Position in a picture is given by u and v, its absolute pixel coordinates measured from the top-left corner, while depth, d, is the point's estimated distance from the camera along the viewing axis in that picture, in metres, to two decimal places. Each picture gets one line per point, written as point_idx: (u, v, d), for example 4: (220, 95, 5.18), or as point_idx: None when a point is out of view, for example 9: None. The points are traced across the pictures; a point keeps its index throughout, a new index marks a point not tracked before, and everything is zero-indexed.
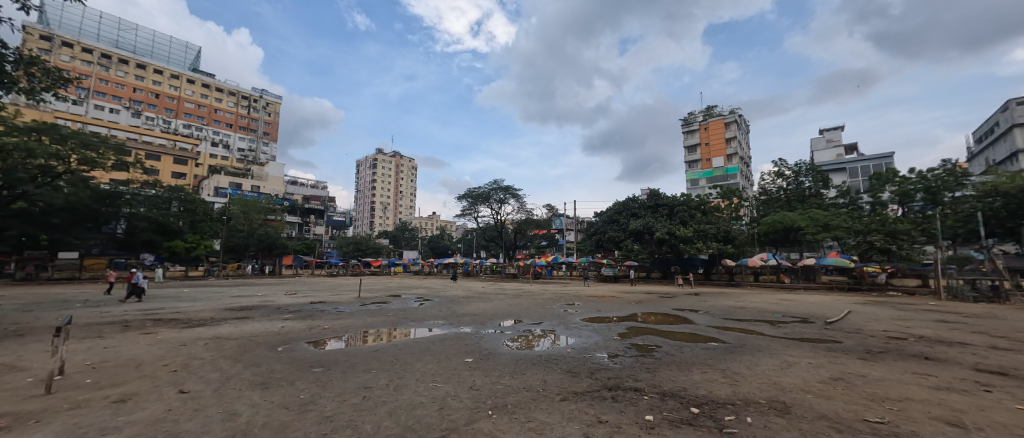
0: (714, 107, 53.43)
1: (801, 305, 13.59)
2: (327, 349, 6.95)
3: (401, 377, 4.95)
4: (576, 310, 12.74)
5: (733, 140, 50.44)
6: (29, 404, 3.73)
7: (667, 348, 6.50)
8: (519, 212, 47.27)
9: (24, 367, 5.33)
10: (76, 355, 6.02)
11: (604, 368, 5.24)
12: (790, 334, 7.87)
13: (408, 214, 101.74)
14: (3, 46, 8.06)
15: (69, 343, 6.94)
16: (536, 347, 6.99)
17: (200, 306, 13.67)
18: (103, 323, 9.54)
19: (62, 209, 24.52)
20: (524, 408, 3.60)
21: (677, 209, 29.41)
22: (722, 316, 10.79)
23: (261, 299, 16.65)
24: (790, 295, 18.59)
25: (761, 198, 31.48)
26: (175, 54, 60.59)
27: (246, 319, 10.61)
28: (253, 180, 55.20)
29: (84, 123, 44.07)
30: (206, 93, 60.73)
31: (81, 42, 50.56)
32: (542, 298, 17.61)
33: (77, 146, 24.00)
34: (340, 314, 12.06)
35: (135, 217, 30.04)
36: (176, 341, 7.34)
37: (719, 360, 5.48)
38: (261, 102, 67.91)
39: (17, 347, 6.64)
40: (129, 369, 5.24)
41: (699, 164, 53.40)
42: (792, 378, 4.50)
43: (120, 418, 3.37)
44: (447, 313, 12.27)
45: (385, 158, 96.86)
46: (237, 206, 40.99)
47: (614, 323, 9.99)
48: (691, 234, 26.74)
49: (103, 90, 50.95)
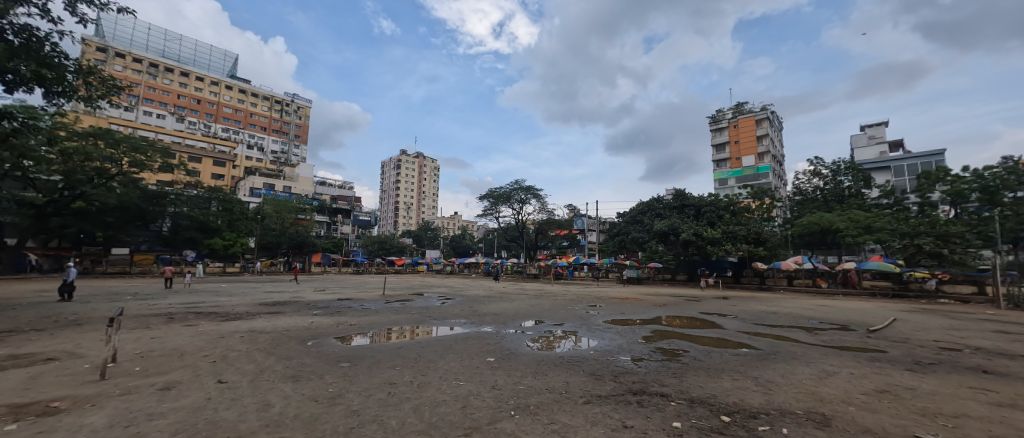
0: (744, 103, 51.51)
1: (841, 311, 12.84)
2: (353, 344, 7.17)
3: (425, 374, 5.03)
4: (599, 312, 12.54)
5: (765, 138, 48.27)
6: (87, 389, 4.02)
7: (694, 353, 6.30)
8: (541, 212, 47.09)
9: (82, 354, 5.75)
10: (126, 344, 6.48)
11: (629, 372, 5.11)
12: (828, 342, 7.42)
13: (431, 214, 103.58)
14: (66, 58, 8.87)
15: (121, 332, 7.48)
16: (557, 348, 6.95)
17: (236, 300, 14.39)
18: (151, 314, 10.22)
19: (115, 208, 27.80)
20: (547, 409, 3.58)
21: (704, 210, 28.71)
22: (752, 321, 10.34)
23: (292, 294, 17.38)
24: (825, 300, 17.70)
25: (795, 199, 30.28)
26: (215, 62, 63.98)
27: (279, 314, 11.12)
28: (285, 180, 57.66)
29: (134, 128, 47.64)
30: (242, 98, 64.18)
31: (132, 51, 54.19)
32: (565, 299, 17.40)
33: (128, 150, 25.76)
34: (366, 311, 12.40)
35: (178, 215, 32.51)
36: (215, 333, 7.76)
37: (752, 368, 5.23)
38: (293, 106, 70.89)
39: (75, 336, 7.13)
40: (172, 359, 5.57)
41: (728, 163, 51.61)
42: (831, 389, 4.25)
43: (164, 405, 3.58)
44: (469, 312, 12.35)
45: (409, 159, 99.15)
46: (271, 206, 42.58)
47: (638, 325, 9.76)
48: (719, 235, 25.75)
49: (151, 97, 54.70)
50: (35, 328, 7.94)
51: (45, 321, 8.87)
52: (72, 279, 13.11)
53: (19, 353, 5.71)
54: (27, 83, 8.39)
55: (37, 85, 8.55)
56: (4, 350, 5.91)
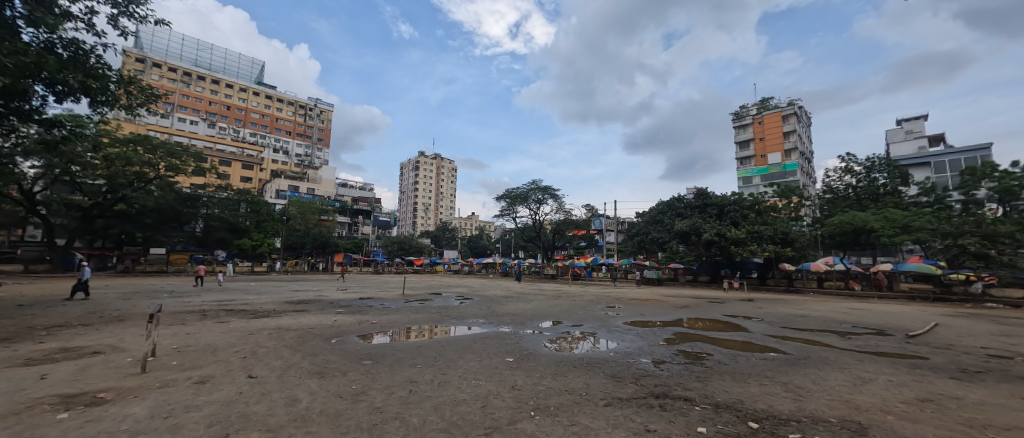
0: (770, 99, 49.76)
1: (877, 315, 12.21)
2: (374, 342, 7.34)
3: (445, 373, 5.07)
4: (618, 313, 12.36)
5: (793, 134, 46.55)
6: (129, 381, 4.26)
7: (718, 357, 6.11)
8: (558, 212, 46.76)
9: (124, 348, 6.10)
10: (165, 339, 6.85)
11: (650, 375, 5.02)
12: (863, 347, 7.07)
13: (449, 214, 104.73)
14: (110, 69, 9.44)
15: (159, 328, 7.90)
16: (576, 349, 6.89)
17: (264, 299, 14.91)
18: (186, 311, 10.75)
19: (153, 211, 29.36)
20: (567, 411, 3.55)
21: (727, 209, 27.89)
22: (780, 324, 9.96)
23: (315, 293, 17.89)
24: (860, 304, 16.82)
25: (826, 197, 29.00)
26: (243, 70, 66.64)
27: (304, 312, 11.48)
28: (309, 182, 59.46)
29: (170, 134, 50.19)
30: (268, 103, 66.64)
31: (167, 61, 56.99)
32: (583, 300, 17.24)
33: (165, 155, 27.22)
34: (386, 310, 12.66)
35: (210, 217, 33.93)
36: (245, 330, 8.07)
37: (780, 373, 5.04)
38: (316, 110, 73.00)
39: (117, 331, 7.57)
40: (206, 354, 5.84)
41: (753, 161, 49.95)
42: (867, 396, 4.04)
43: (200, 397, 3.75)
44: (487, 312, 12.42)
45: (427, 161, 100.52)
46: (295, 207, 43.95)
47: (659, 327, 9.56)
48: (744, 235, 24.89)
49: (185, 104, 57.53)
50: (82, 323, 8.46)
51: (91, 317, 9.45)
52: (86, 278, 13.39)
53: (68, 347, 6.10)
54: (75, 93, 8.94)
55: (84, 95, 9.12)
56: (57, 344, 6.32)
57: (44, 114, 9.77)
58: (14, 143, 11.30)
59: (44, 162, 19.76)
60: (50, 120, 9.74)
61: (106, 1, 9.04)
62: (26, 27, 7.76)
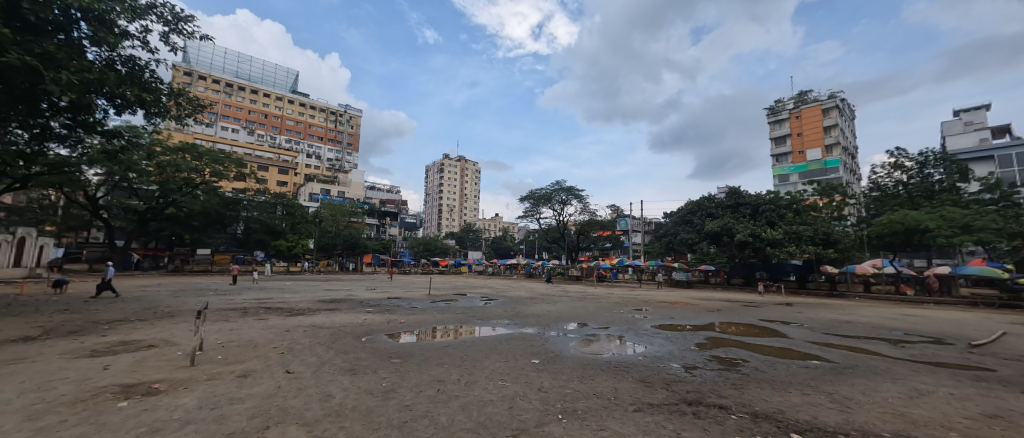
0: (808, 92, 47.25)
1: (933, 322, 11.27)
2: (402, 341, 7.51)
3: (471, 373, 5.11)
4: (646, 316, 12.05)
5: (834, 128, 43.94)
6: (180, 373, 4.56)
7: (755, 363, 5.84)
8: (583, 212, 46.14)
9: (175, 342, 6.54)
10: (211, 335, 7.29)
11: (682, 381, 4.85)
12: (917, 357, 6.55)
13: (473, 216, 105.91)
14: (161, 82, 10.20)
15: (206, 324, 8.43)
16: (603, 352, 6.77)
17: (298, 297, 15.60)
18: (230, 308, 11.43)
19: (199, 214, 31.42)
20: (595, 415, 3.49)
21: (762, 209, 26.69)
22: (822, 331, 9.39)
23: (346, 293, 18.56)
24: (912, 309, 15.59)
25: (873, 195, 27.21)
26: (280, 80, 70.14)
27: (336, 310, 11.91)
28: (339, 186, 61.75)
29: (214, 142, 53.58)
30: (302, 110, 69.84)
31: (211, 74, 60.79)
32: (609, 302, 16.95)
33: (210, 162, 28.95)
34: (413, 310, 12.95)
35: (249, 219, 35.83)
36: (283, 327, 8.47)
37: (824, 382, 4.75)
38: (346, 116, 75.76)
39: (169, 326, 8.14)
40: (248, 349, 6.15)
41: (790, 158, 47.50)
42: (924, 410, 3.73)
43: (243, 390, 3.96)
44: (512, 313, 12.46)
45: (451, 163, 102.08)
46: (327, 209, 45.74)
47: (690, 332, 9.24)
48: (781, 236, 23.64)
49: (227, 114, 61.22)
50: (138, 318, 9.14)
51: (146, 312, 10.23)
52: (111, 276, 14.01)
53: (128, 340, 6.62)
54: (132, 106, 9.68)
55: (139, 108, 9.89)
56: (118, 337, 6.87)
57: (106, 126, 10.64)
58: (81, 153, 12.37)
59: (106, 170, 21.58)
60: (111, 131, 10.60)
61: (159, 20, 9.77)
62: (90, 46, 8.50)
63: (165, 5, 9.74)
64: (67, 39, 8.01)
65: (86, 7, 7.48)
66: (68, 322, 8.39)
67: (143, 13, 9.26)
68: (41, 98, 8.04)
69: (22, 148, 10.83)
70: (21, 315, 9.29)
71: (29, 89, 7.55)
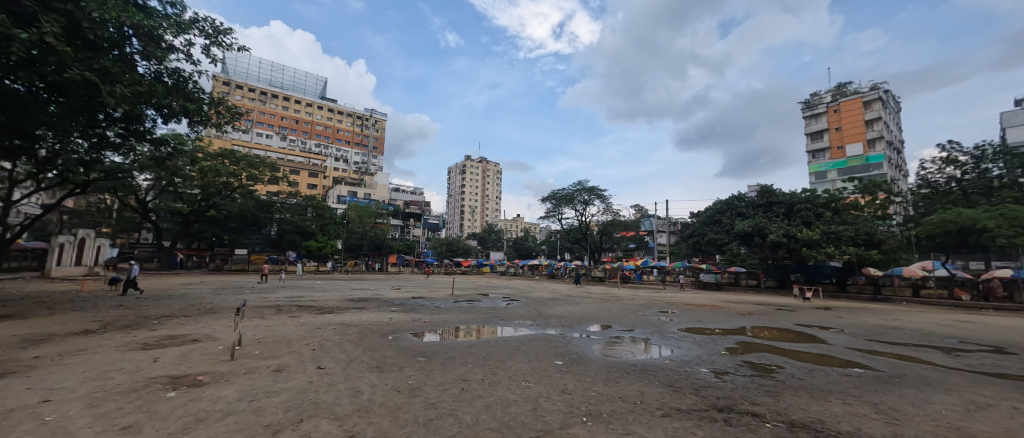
0: (847, 84, 44.74)
1: (994, 330, 10.35)
2: (426, 340, 7.63)
3: (495, 373, 5.14)
4: (673, 319, 11.71)
5: (877, 121, 41.19)
6: (221, 367, 4.83)
7: (791, 370, 5.57)
8: (606, 213, 45.42)
9: (216, 337, 6.94)
10: (250, 330, 7.70)
11: (712, 386, 4.68)
12: (974, 367, 6.05)
13: (495, 216, 106.51)
14: (203, 92, 10.88)
15: (244, 321, 8.90)
16: (628, 356, 6.63)
17: (328, 296, 16.21)
18: (265, 306, 12.00)
19: (236, 216, 33.16)
20: (621, 419, 3.43)
21: (798, 208, 25.42)
22: (865, 337, 8.84)
23: (373, 292, 19.09)
24: (969, 316, 14.38)
25: (922, 193, 25.34)
26: (310, 86, 73.04)
27: (363, 309, 12.29)
28: (365, 188, 63.59)
29: (250, 148, 56.44)
30: (330, 116, 72.51)
31: (247, 83, 64.04)
32: (633, 303, 16.64)
33: (246, 166, 30.52)
34: (438, 309, 13.18)
35: (283, 221, 37.64)
36: (314, 324, 8.83)
37: (868, 392, 4.47)
38: (372, 121, 78.03)
39: (211, 322, 8.64)
40: (282, 345, 6.46)
41: (827, 154, 45.03)
42: (984, 425, 3.44)
43: (279, 384, 4.15)
44: (534, 314, 12.43)
45: (473, 165, 103.20)
46: (354, 211, 47.14)
47: (719, 336, 8.92)
48: (818, 236, 22.37)
49: (262, 120, 64.36)
50: (183, 314, 9.75)
51: (191, 308, 10.90)
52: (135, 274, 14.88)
53: (175, 334, 7.08)
54: (178, 115, 10.33)
55: (184, 117, 10.53)
56: (166, 332, 7.37)
57: (155, 134, 11.41)
58: (133, 160, 13.31)
59: (154, 175, 23.15)
60: (159, 140, 11.35)
61: (201, 34, 10.37)
62: (141, 61, 9.13)
63: (206, 20, 10.34)
64: (121, 54, 8.67)
65: (137, 24, 8.03)
66: (122, 317, 9.06)
67: (187, 28, 9.87)
68: (98, 110, 8.71)
69: (84, 157, 11.79)
70: (82, 310, 10.11)
71: (88, 102, 8.18)
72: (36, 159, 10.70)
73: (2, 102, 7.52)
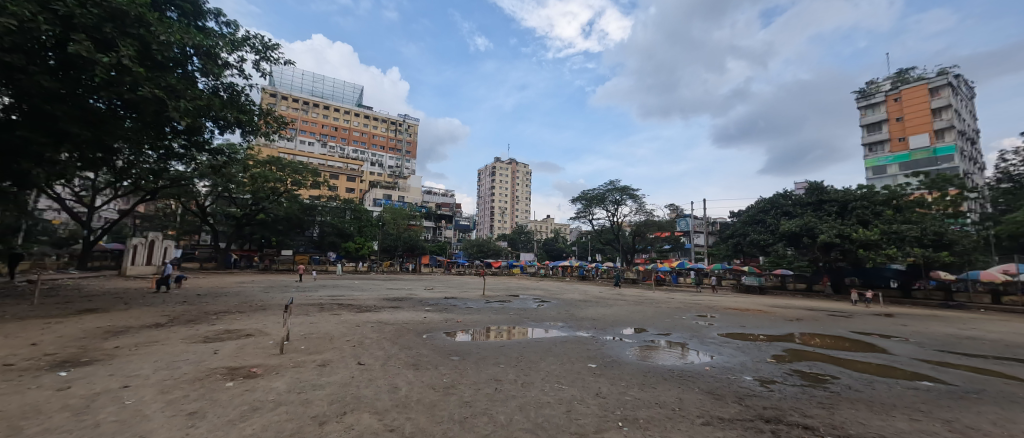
0: (909, 70, 40.98)
1: None
2: (459, 340, 7.78)
3: (528, 375, 5.14)
4: (712, 324, 11.17)
5: (947, 109, 37.33)
6: (273, 360, 5.20)
7: (847, 381, 5.16)
8: (639, 213, 44.20)
9: (267, 332, 7.43)
10: (297, 327, 8.21)
11: (757, 395, 4.43)
12: None
13: (525, 218, 106.76)
14: (254, 105, 11.72)
15: (291, 317, 9.50)
16: (665, 360, 6.42)
17: (366, 295, 16.88)
18: (309, 304, 12.70)
19: (282, 219, 35.35)
20: (659, 426, 3.32)
21: (853, 206, 23.51)
22: (934, 347, 8.01)
23: (407, 292, 19.70)
24: None
25: (1003, 188, 22.66)
26: (348, 94, 76.56)
27: (399, 308, 12.72)
28: (399, 191, 65.71)
29: (294, 155, 60.00)
30: (366, 122, 75.69)
31: (292, 94, 68.20)
32: (668, 306, 16.11)
33: (291, 172, 32.46)
34: (469, 309, 13.40)
35: (324, 224, 39.80)
36: (354, 322, 9.23)
37: (940, 407, 4.07)
38: (405, 126, 80.68)
39: (262, 318, 9.28)
40: (325, 341, 6.83)
41: (887, 146, 41.27)
42: None
43: (323, 378, 4.38)
44: (565, 315, 12.35)
45: (503, 166, 104.13)
46: (389, 213, 48.79)
47: (764, 342, 8.44)
48: (878, 236, 20.52)
49: (304, 128, 68.27)
50: (238, 311, 10.54)
51: (245, 305, 11.77)
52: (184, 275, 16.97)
53: (231, 329, 7.67)
54: (232, 126, 11.19)
55: (237, 127, 11.38)
56: (223, 326, 7.98)
57: (212, 144, 12.40)
58: (193, 169, 14.53)
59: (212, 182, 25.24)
60: (216, 149, 12.30)
61: (252, 50, 11.19)
62: (201, 78, 9.97)
63: (257, 37, 11.16)
64: (184, 73, 9.52)
65: (197, 44, 8.79)
66: (186, 312, 9.94)
67: (240, 46, 10.69)
68: (165, 124, 9.59)
69: (153, 166, 13.04)
70: (151, 305, 11.16)
71: (156, 117, 9.00)
72: (114, 169, 11.96)
73: (86, 118, 8.42)
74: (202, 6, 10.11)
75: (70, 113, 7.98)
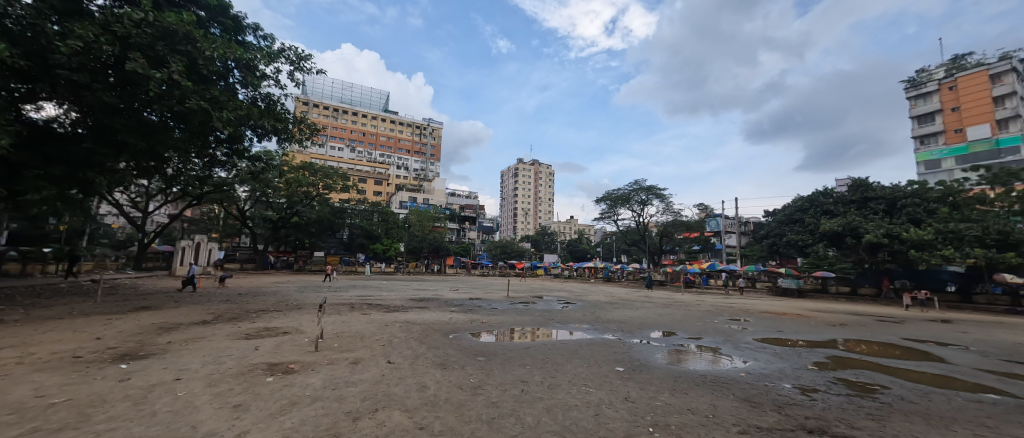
0: (966, 56, 37.92)
1: None
2: (484, 341, 7.84)
3: (554, 377, 5.12)
4: (747, 328, 10.70)
5: (1010, 97, 34.00)
6: (308, 357, 5.43)
7: (899, 391, 4.82)
8: (666, 213, 43.04)
9: (302, 331, 7.75)
10: (329, 326, 8.51)
11: (798, 404, 4.21)
12: None
13: (548, 218, 106.32)
14: (288, 113, 12.28)
15: (324, 316, 9.87)
16: (695, 365, 6.22)
17: (393, 295, 17.30)
18: (340, 303, 13.18)
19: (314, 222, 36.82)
20: (692, 433, 3.22)
21: (903, 205, 22.22)
22: (999, 356, 7.33)
23: (433, 292, 20.06)
24: None
25: None
26: (374, 101, 78.93)
27: (425, 308, 12.96)
28: (424, 194, 67.06)
29: (325, 160, 62.47)
30: (392, 127, 77.80)
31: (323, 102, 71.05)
32: (698, 309, 15.57)
33: (322, 176, 33.79)
34: (494, 310, 13.47)
35: (353, 226, 41.25)
36: (382, 322, 9.46)
37: (1008, 422, 3.72)
38: (429, 130, 82.29)
39: (297, 317, 9.69)
40: (356, 340, 7.04)
41: (942, 138, 38.12)
42: None
43: (355, 376, 4.52)
44: (591, 318, 12.17)
45: (525, 167, 104.30)
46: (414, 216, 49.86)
47: (804, 348, 8.00)
48: (931, 236, 19.14)
49: (335, 134, 70.95)
50: (276, 309, 11.08)
51: (282, 304, 12.34)
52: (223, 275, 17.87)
53: (269, 327, 8.03)
54: (269, 134, 11.80)
55: (273, 135, 11.98)
56: (262, 324, 8.37)
57: (251, 152, 13.10)
58: (234, 175, 15.38)
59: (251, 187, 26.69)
60: (255, 156, 12.98)
61: (287, 62, 11.76)
62: (241, 89, 10.58)
63: (291, 49, 11.72)
64: (226, 85, 10.14)
65: (238, 58, 9.35)
66: (228, 310, 10.53)
67: (276, 57, 11.27)
68: (210, 133, 10.24)
69: (198, 173, 13.90)
70: (197, 303, 11.89)
71: (202, 127, 9.61)
72: (165, 177, 12.88)
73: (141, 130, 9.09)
74: (241, 21, 10.75)
75: (127, 125, 8.65)
